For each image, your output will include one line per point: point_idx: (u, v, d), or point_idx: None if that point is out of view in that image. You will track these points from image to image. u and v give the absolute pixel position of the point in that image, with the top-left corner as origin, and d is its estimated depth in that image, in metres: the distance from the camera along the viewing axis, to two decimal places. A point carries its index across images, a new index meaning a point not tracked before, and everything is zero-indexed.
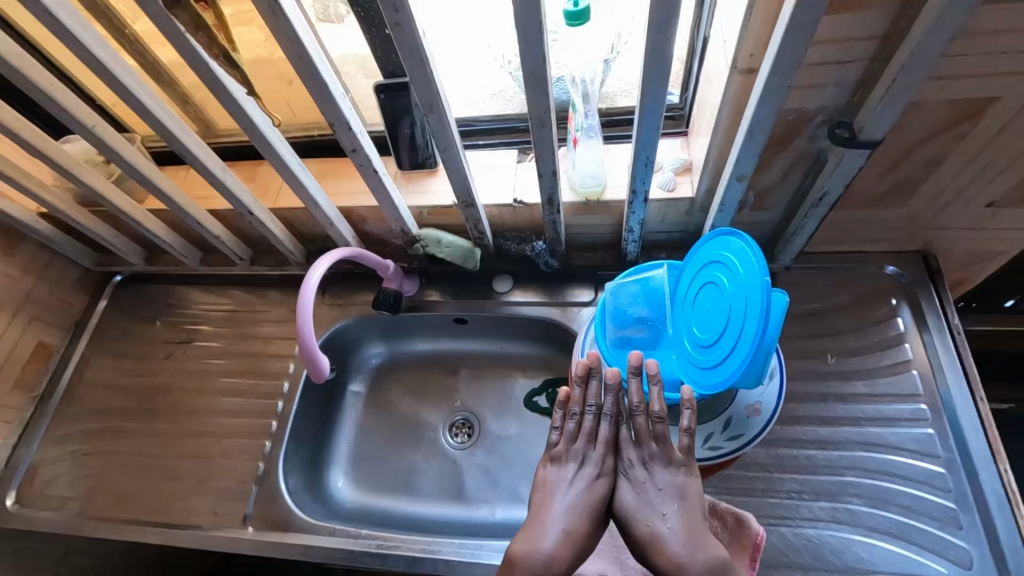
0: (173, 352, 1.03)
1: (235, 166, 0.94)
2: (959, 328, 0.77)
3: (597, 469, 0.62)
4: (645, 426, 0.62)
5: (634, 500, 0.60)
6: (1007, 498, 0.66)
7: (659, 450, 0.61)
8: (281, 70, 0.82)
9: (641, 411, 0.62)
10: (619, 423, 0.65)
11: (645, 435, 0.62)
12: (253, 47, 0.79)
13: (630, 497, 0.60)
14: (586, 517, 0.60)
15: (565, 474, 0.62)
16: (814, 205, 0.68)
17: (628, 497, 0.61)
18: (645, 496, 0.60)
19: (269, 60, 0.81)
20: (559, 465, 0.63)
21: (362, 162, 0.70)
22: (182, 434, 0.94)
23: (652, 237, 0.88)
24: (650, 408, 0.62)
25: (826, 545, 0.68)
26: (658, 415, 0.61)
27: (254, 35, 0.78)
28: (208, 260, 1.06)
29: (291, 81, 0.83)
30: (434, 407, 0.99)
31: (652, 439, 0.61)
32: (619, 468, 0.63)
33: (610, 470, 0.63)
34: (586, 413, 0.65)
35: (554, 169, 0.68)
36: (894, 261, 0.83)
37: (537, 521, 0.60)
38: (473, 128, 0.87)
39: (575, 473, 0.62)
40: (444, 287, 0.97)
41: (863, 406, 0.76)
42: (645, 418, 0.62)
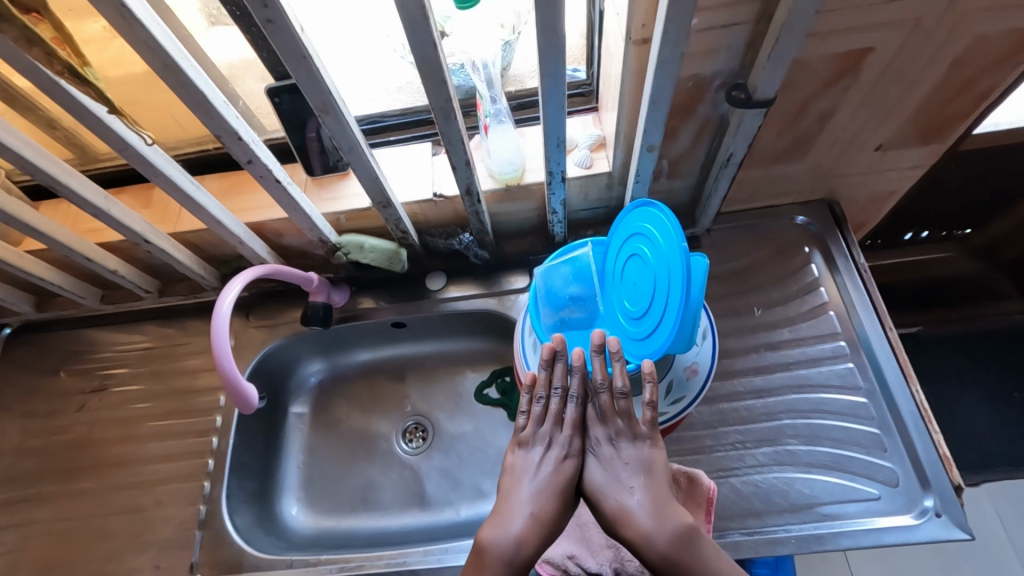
0: (85, 403, 0.93)
1: (122, 193, 0.86)
2: (866, 267, 0.83)
3: (564, 450, 0.62)
4: (610, 403, 0.62)
5: (602, 477, 0.61)
6: (921, 416, 0.72)
7: (625, 425, 0.62)
8: (158, 83, 0.74)
9: (605, 389, 0.62)
10: (585, 403, 0.65)
11: (610, 412, 0.62)
12: (120, 60, 0.71)
13: (598, 474, 0.61)
14: (553, 499, 0.60)
15: (533, 457, 0.62)
16: (724, 166, 0.70)
17: (596, 475, 0.61)
18: (612, 473, 0.60)
19: (141, 73, 0.73)
20: (527, 449, 0.63)
21: (262, 174, 0.65)
22: (109, 489, 0.86)
23: (577, 216, 0.89)
24: (614, 385, 0.61)
25: (772, 488, 0.71)
26: (621, 392, 0.61)
27: (125, 49, 0.70)
28: (110, 297, 0.97)
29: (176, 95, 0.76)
30: (384, 416, 0.96)
31: (618, 415, 0.62)
32: (586, 448, 0.63)
33: (578, 451, 0.63)
34: (552, 397, 0.65)
35: (467, 158, 0.65)
36: (804, 211, 0.88)
37: (505, 507, 0.60)
38: (383, 125, 0.84)
39: (542, 456, 0.62)
40: (377, 293, 0.94)
41: (790, 351, 0.80)
42: (609, 395, 0.62)
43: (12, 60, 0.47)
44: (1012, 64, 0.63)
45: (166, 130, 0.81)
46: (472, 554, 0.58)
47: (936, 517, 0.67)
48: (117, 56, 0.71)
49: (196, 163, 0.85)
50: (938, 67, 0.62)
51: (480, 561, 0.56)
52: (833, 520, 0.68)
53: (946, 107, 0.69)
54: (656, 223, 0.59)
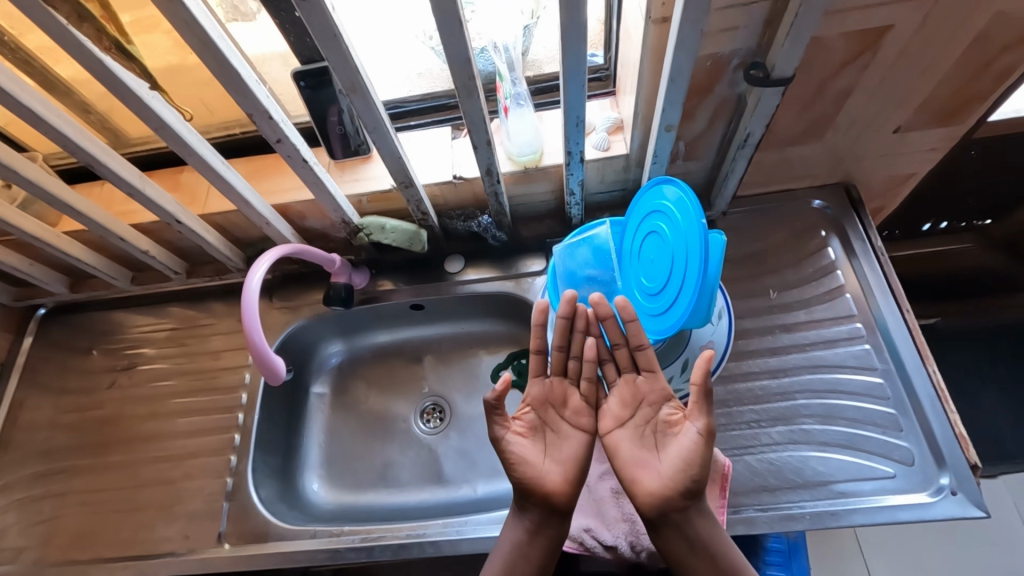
0: (116, 380, 0.97)
1: (154, 175, 0.88)
2: (883, 250, 0.83)
3: None
4: None
5: None
6: (938, 396, 0.73)
7: None
8: (197, 64, 0.77)
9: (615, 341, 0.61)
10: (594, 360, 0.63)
11: None
12: (156, 45, 0.74)
13: None
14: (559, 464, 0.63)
15: None
16: (741, 147, 0.71)
17: None
18: None
19: (178, 51, 0.76)
20: None
21: (290, 154, 0.67)
22: (139, 462, 0.89)
23: (594, 199, 0.90)
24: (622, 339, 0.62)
25: (787, 465, 0.72)
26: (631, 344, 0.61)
27: (160, 42, 0.74)
28: (140, 278, 1.01)
29: (207, 82, 0.79)
30: (402, 397, 0.98)
31: None
32: None
33: None
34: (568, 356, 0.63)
35: (488, 139, 0.67)
36: (820, 195, 0.89)
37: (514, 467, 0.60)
38: (403, 110, 0.86)
39: None
40: (396, 275, 0.96)
41: (806, 332, 0.80)
42: None
43: (59, 39, 0.49)
44: None
45: (195, 113, 0.84)
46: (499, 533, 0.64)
47: (951, 495, 0.67)
48: (154, 44, 0.74)
49: (224, 147, 0.88)
50: (958, 46, 0.62)
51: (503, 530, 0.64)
52: (848, 497, 0.69)
53: (965, 87, 0.69)
54: (667, 197, 0.61)
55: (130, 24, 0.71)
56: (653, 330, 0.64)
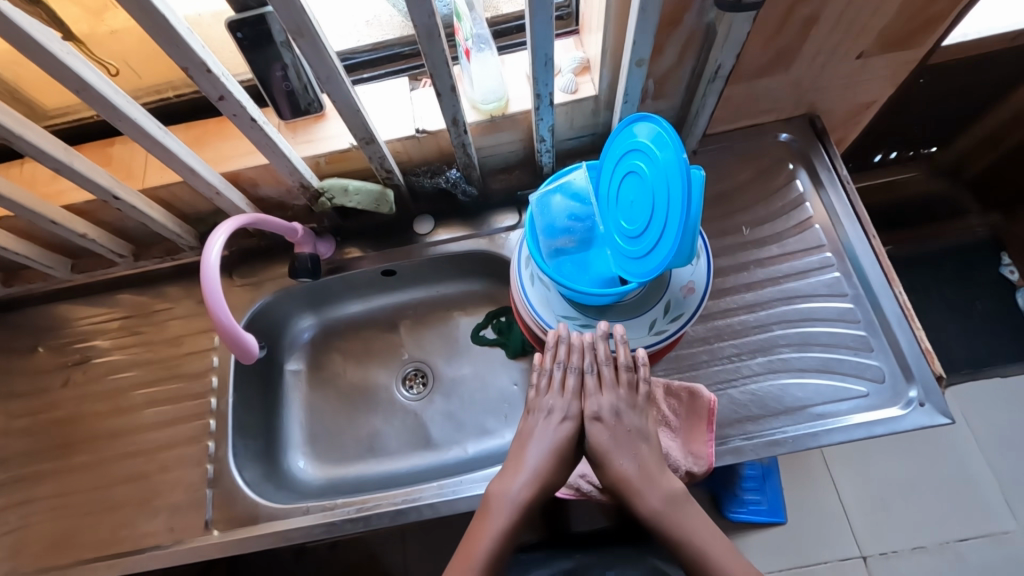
0: (70, 377, 0.90)
1: (80, 149, 0.80)
2: (848, 179, 0.84)
3: (564, 413, 0.67)
4: (612, 375, 0.67)
5: (610, 441, 0.64)
6: (904, 315, 0.76)
7: (626, 396, 0.66)
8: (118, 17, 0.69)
9: (608, 363, 0.68)
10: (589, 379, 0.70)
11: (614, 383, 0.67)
12: (65, 2, 0.66)
13: (603, 437, 0.64)
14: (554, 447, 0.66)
15: (539, 421, 0.67)
16: (712, 80, 0.69)
17: (598, 437, 0.64)
18: (618, 438, 0.64)
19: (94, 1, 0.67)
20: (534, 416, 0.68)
21: (236, 112, 0.61)
22: (109, 459, 0.85)
23: (563, 146, 0.87)
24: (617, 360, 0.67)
25: (768, 394, 0.74)
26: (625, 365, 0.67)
27: (70, 8, 0.67)
28: (80, 266, 0.93)
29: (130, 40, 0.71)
30: (382, 366, 0.96)
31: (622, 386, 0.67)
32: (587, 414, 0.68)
33: (576, 414, 0.67)
34: (568, 373, 0.69)
35: (453, 85, 0.63)
36: (785, 129, 0.89)
37: (512, 464, 0.65)
38: (356, 62, 0.80)
39: (545, 420, 0.67)
40: (364, 242, 0.92)
41: (779, 266, 0.82)
42: (611, 369, 0.67)
43: None
44: None
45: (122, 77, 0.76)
46: (477, 513, 0.63)
47: (920, 406, 0.71)
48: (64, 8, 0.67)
49: (158, 114, 0.80)
50: None
51: (486, 514, 0.62)
52: (827, 419, 0.72)
53: (926, 7, 0.69)
54: (644, 134, 0.59)
55: None
56: (636, 271, 0.62)
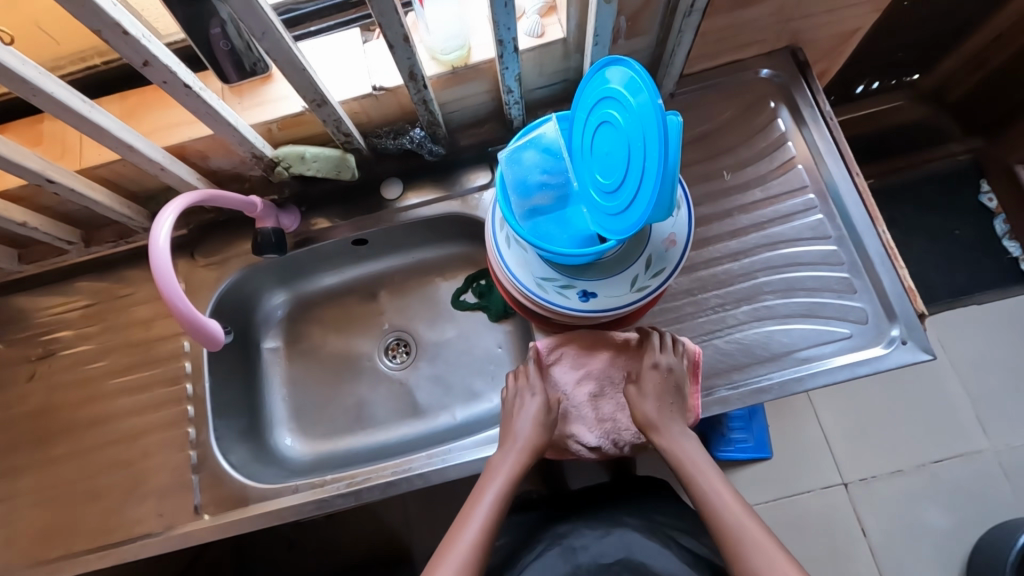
0: (35, 371, 0.87)
1: (5, 129, 0.73)
2: (832, 114, 0.81)
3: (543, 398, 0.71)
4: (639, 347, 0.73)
5: (658, 401, 0.69)
6: (887, 254, 0.75)
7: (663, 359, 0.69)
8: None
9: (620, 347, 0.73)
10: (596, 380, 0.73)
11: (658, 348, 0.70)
12: None
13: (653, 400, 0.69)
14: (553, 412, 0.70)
15: (528, 400, 0.71)
16: (688, 14, 0.64)
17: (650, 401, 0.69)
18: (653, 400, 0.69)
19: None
20: (523, 395, 0.72)
21: (165, 78, 0.55)
22: (88, 450, 0.82)
23: (534, 95, 0.81)
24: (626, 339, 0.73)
25: (753, 342, 0.74)
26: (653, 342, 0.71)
27: None
28: (29, 255, 0.87)
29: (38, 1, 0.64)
30: (362, 337, 0.94)
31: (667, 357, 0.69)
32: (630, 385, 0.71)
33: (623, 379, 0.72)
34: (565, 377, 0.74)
35: (405, 33, 0.57)
36: (767, 64, 0.84)
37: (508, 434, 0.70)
38: (301, 13, 0.73)
39: (532, 401, 0.71)
40: (331, 211, 0.87)
41: (763, 211, 0.79)
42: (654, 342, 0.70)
43: None
44: None
45: (39, 45, 0.69)
46: (480, 475, 0.69)
47: (903, 344, 0.71)
48: None
49: (87, 84, 0.73)
50: None
51: (487, 477, 0.68)
52: (811, 363, 0.72)
53: None
54: (614, 81, 0.55)
55: None
56: (614, 228, 0.59)
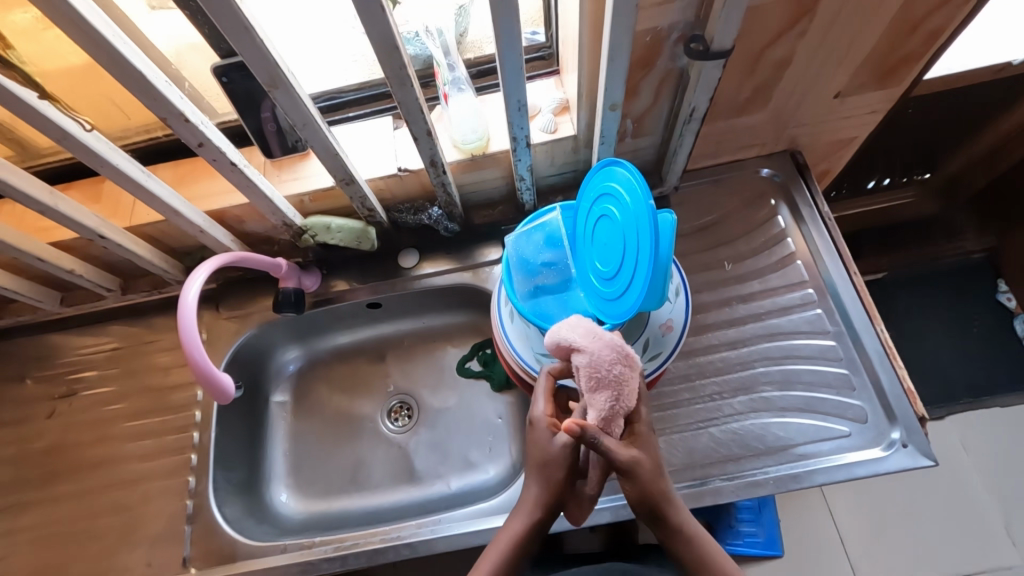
0: (55, 409, 0.91)
1: (70, 187, 0.81)
2: (829, 214, 0.85)
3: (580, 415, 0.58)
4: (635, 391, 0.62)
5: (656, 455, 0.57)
6: (886, 353, 0.75)
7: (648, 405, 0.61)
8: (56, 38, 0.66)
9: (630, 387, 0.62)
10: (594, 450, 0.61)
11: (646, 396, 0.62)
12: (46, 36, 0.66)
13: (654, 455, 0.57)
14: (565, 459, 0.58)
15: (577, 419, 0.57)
16: (687, 122, 0.70)
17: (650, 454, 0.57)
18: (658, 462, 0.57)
19: (30, 25, 0.65)
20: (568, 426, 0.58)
21: (215, 157, 0.63)
22: (91, 491, 0.85)
23: (545, 182, 0.88)
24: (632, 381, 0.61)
25: (750, 433, 0.74)
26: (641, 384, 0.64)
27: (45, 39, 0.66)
28: (70, 298, 0.93)
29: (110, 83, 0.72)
30: (367, 397, 0.96)
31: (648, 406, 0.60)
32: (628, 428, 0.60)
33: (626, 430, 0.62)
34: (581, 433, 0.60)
35: (428, 129, 0.64)
36: (767, 164, 0.90)
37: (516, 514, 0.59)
38: (341, 101, 0.81)
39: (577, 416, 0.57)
40: (349, 274, 0.92)
41: (762, 302, 0.82)
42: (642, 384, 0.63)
43: None
44: (961, 1, 0.64)
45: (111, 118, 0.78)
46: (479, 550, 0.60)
47: (902, 448, 0.70)
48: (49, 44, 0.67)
49: (147, 152, 0.82)
50: (893, 4, 0.63)
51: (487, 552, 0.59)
52: (808, 459, 0.71)
53: (902, 46, 0.70)
54: (614, 180, 0.60)
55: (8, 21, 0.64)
56: (613, 313, 0.62)
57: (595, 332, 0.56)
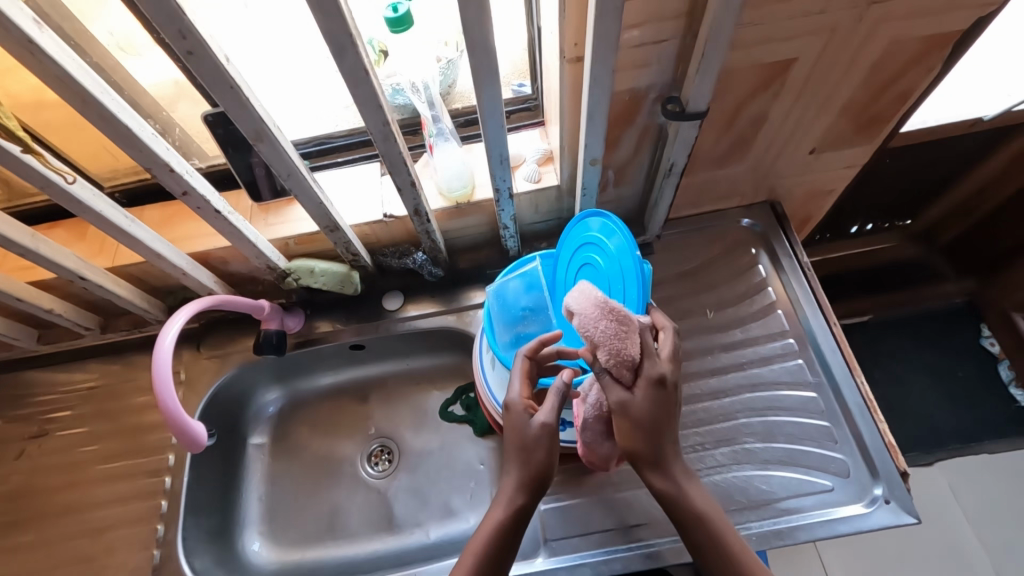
0: (25, 451, 0.88)
1: (53, 227, 0.81)
2: (808, 264, 0.86)
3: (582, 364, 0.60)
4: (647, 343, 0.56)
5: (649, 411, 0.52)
6: (867, 406, 0.75)
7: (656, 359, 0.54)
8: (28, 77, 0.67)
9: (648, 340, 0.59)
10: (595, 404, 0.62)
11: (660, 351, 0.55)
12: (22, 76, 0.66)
13: (645, 411, 0.52)
14: (547, 439, 0.57)
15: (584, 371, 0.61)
16: (667, 175, 0.72)
17: (642, 410, 0.52)
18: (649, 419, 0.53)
19: (3, 62, 0.65)
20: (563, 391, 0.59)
21: (199, 205, 0.63)
22: (57, 539, 0.82)
23: (531, 228, 0.89)
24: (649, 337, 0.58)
25: (732, 486, 0.73)
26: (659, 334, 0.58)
27: (25, 80, 0.67)
28: (48, 336, 0.92)
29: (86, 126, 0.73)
30: (347, 441, 0.94)
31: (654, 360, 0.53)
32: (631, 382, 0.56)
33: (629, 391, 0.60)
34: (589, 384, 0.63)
35: (412, 180, 0.65)
36: (748, 214, 0.91)
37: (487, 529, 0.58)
38: (330, 146, 0.81)
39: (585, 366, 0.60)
40: (333, 315, 0.92)
41: (744, 351, 0.82)
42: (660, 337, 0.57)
43: None
44: (926, 68, 0.67)
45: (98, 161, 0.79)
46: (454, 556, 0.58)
47: (885, 504, 0.70)
48: (27, 84, 0.67)
49: (137, 193, 0.82)
50: (859, 71, 0.66)
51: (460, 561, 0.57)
52: (791, 514, 0.70)
53: (872, 106, 0.73)
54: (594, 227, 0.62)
55: None
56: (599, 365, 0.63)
57: (585, 291, 0.53)
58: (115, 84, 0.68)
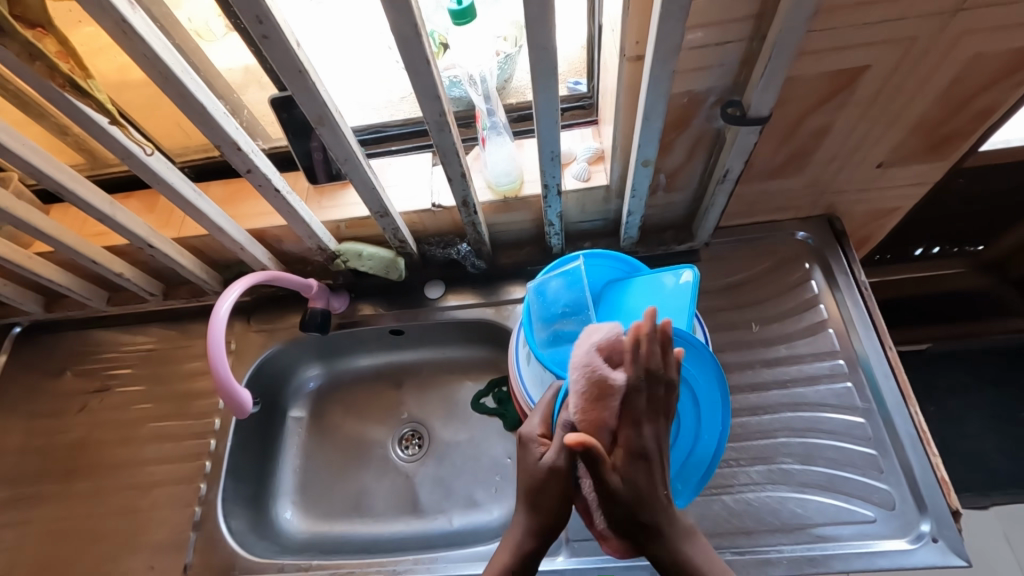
0: (88, 403, 0.95)
1: (128, 197, 0.87)
2: (866, 284, 0.82)
3: None
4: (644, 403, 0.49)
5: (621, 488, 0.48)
6: (919, 437, 0.71)
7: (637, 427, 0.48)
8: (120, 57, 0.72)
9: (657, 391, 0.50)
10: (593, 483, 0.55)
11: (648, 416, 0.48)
12: (111, 56, 0.71)
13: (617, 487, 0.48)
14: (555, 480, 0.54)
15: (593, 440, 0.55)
16: (721, 181, 0.70)
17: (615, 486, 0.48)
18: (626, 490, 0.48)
19: (93, 44, 0.70)
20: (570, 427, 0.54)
21: (261, 183, 0.66)
22: (110, 488, 0.88)
23: (576, 227, 0.89)
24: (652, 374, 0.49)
25: (764, 507, 0.70)
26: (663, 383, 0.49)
27: (117, 61, 0.72)
28: (117, 299, 0.99)
29: (163, 105, 0.78)
30: (380, 423, 0.97)
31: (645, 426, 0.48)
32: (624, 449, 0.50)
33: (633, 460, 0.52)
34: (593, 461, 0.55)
35: (463, 171, 0.66)
36: (803, 227, 0.88)
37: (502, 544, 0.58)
38: (385, 134, 0.84)
39: None
40: (376, 300, 0.95)
41: (788, 368, 0.79)
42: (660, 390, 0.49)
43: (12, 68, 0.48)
44: (1013, 82, 0.62)
45: (172, 138, 0.84)
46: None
47: (931, 542, 0.66)
48: (120, 65, 0.73)
49: (203, 169, 0.87)
50: (938, 84, 0.62)
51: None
52: (827, 542, 0.67)
53: (950, 122, 0.68)
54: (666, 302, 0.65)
55: (81, 50, 0.70)
56: None
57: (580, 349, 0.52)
58: (193, 65, 0.73)
